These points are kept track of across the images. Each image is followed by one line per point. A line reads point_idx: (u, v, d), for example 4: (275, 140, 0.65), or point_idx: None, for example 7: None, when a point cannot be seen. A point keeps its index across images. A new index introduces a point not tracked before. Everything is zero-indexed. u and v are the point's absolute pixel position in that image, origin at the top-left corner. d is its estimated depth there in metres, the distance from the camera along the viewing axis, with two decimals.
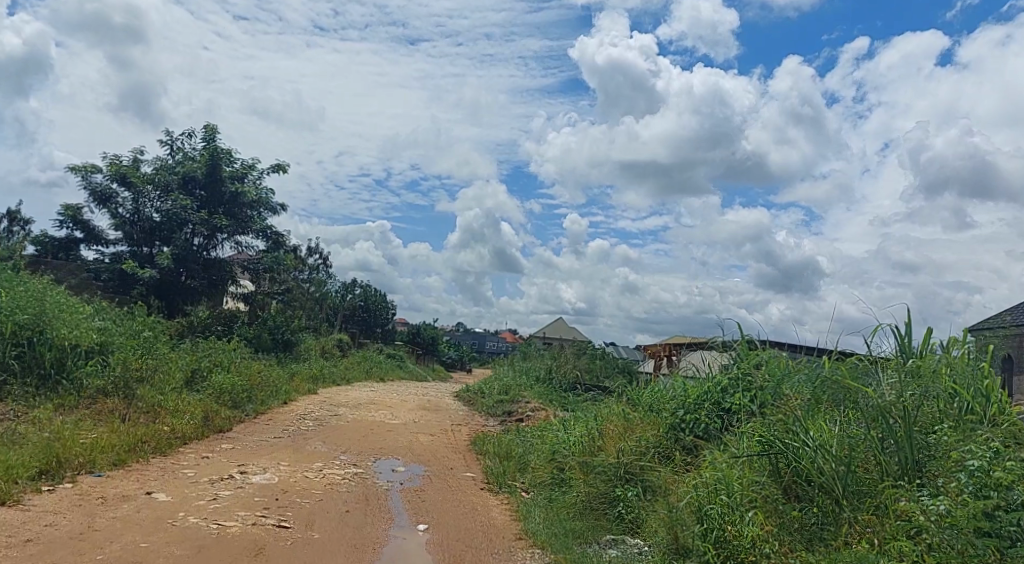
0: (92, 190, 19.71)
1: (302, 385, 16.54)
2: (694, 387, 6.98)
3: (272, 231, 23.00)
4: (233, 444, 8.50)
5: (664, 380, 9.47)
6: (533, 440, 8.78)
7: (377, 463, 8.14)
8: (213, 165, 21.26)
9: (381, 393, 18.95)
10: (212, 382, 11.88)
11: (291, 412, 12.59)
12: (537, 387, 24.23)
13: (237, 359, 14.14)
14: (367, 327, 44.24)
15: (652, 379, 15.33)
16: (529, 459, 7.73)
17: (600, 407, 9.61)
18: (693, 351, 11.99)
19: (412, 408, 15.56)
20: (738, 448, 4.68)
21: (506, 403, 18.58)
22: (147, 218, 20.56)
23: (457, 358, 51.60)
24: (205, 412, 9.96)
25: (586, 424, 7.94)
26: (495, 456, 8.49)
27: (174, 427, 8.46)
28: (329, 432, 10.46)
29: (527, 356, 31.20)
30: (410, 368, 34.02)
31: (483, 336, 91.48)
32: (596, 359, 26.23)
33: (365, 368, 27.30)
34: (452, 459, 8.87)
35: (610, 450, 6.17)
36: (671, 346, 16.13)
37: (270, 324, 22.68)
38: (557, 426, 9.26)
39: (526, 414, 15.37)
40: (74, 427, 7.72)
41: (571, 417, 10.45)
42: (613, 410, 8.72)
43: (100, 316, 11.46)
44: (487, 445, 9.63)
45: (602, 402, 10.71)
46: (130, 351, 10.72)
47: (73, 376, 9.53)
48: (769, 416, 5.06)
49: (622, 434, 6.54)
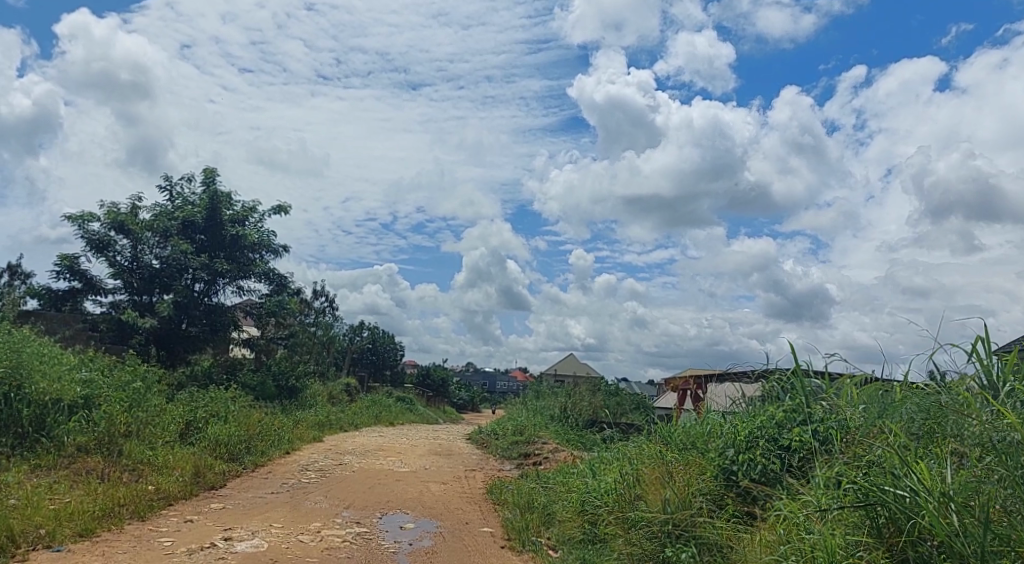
0: (89, 238, 19.21)
1: (307, 433, 15.68)
2: (741, 422, 6.17)
3: (275, 273, 22.38)
4: (223, 503, 7.67)
5: (700, 414, 8.63)
6: (557, 487, 7.93)
7: (383, 519, 7.28)
8: (211, 208, 20.82)
9: (392, 439, 18.11)
10: (207, 433, 11.08)
11: (293, 463, 11.76)
12: (554, 426, 23.30)
13: (236, 407, 13.33)
14: (377, 369, 43.31)
15: (677, 414, 14.48)
16: (555, 509, 6.89)
17: (627, 448, 8.77)
18: (721, 383, 11.15)
19: (422, 454, 14.64)
20: (819, 498, 3.92)
21: (522, 445, 17.66)
22: (146, 265, 19.96)
23: (468, 399, 50.52)
24: (197, 467, 9.12)
25: (616, 468, 7.13)
26: (516, 506, 7.63)
27: (159, 487, 7.65)
28: (331, 484, 9.61)
29: (540, 394, 30.27)
30: (420, 411, 33.02)
31: (493, 376, 90.14)
32: (613, 395, 25.33)
33: (374, 412, 26.40)
34: (467, 511, 8.00)
35: (653, 499, 5.37)
36: (693, 378, 15.30)
37: (273, 370, 21.89)
38: (582, 471, 8.42)
39: (545, 456, 14.48)
40: (44, 492, 6.90)
41: (596, 458, 9.57)
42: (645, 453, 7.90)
43: (87, 367, 10.71)
44: (506, 493, 8.76)
45: (630, 441, 9.84)
46: (118, 404, 9.94)
47: (53, 433, 8.74)
48: (849, 460, 4.32)
49: (663, 479, 5.72)
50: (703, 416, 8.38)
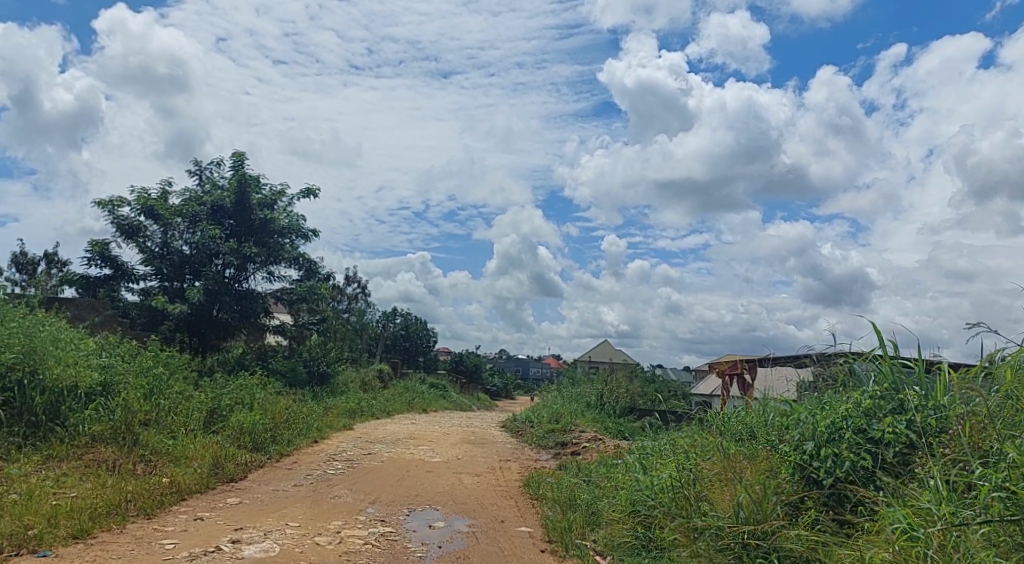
0: (118, 224, 19.00)
1: (337, 421, 15.23)
2: (816, 411, 5.41)
3: (305, 259, 21.98)
4: (241, 498, 7.13)
5: (762, 401, 7.78)
6: (601, 481, 7.23)
7: (411, 517, 6.68)
8: (241, 192, 20.43)
9: (424, 426, 17.62)
10: (231, 422, 10.61)
11: (321, 452, 11.27)
12: (590, 413, 22.57)
13: (263, 394, 12.88)
14: (410, 356, 43.00)
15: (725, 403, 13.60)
16: (603, 505, 6.20)
17: (680, 441, 8.00)
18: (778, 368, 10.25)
19: (455, 443, 14.05)
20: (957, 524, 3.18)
21: (558, 434, 16.94)
22: (176, 251, 19.68)
23: (501, 386, 50.06)
24: (217, 457, 8.62)
25: (670, 462, 6.41)
26: (556, 503, 6.95)
27: (173, 479, 7.15)
28: (358, 475, 9.06)
29: (576, 381, 29.54)
30: (454, 398, 32.60)
31: (527, 363, 89.66)
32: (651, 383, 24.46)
33: (407, 399, 25.99)
34: (503, 508, 7.34)
35: (723, 507, 4.66)
36: (740, 361, 14.48)
37: (304, 356, 21.58)
38: (628, 464, 7.69)
39: (583, 445, 13.78)
40: (49, 487, 6.42)
41: (641, 451, 8.79)
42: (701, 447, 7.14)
43: (108, 353, 10.29)
44: (544, 487, 8.06)
45: (680, 432, 9.02)
46: (138, 392, 9.50)
47: (68, 421, 8.30)
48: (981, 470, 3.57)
49: (728, 478, 5.01)
50: (763, 405, 7.54)
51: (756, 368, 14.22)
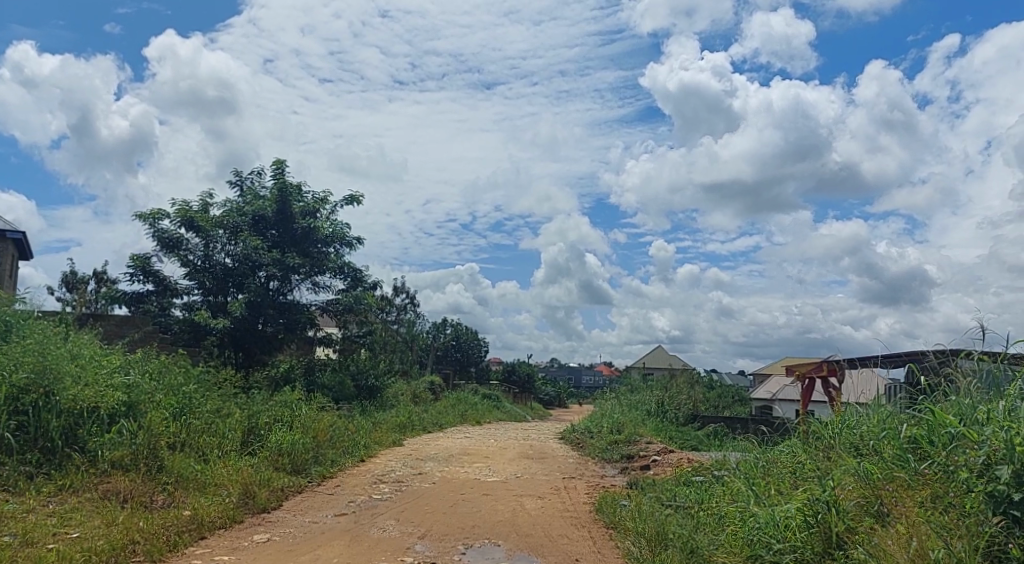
0: (160, 237, 18.66)
1: (386, 437, 14.31)
2: (994, 423, 4.02)
3: (350, 268, 21.21)
4: (270, 535, 6.14)
5: (888, 409, 6.38)
6: (695, 510, 5.96)
7: (466, 556, 5.57)
8: (282, 201, 19.91)
9: (479, 440, 16.48)
10: (270, 442, 9.75)
11: (367, 474, 10.26)
12: (651, 422, 21.13)
13: (306, 409, 11.99)
14: (462, 367, 42.15)
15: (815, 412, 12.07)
16: (702, 541, 4.95)
17: (785, 458, 6.65)
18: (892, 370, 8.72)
19: (513, 458, 12.89)
20: None
21: (622, 445, 15.63)
22: (218, 264, 19.19)
23: (555, 395, 48.82)
24: (248, 484, 7.68)
25: (788, 489, 5.12)
26: (641, 536, 5.73)
27: (192, 514, 6.24)
28: (408, 501, 7.98)
29: (634, 388, 28.08)
30: (508, 408, 31.49)
31: (579, 372, 87.84)
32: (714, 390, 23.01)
33: (459, 410, 25.03)
34: (574, 542, 6.12)
35: None
36: (823, 362, 12.91)
37: (351, 368, 20.75)
38: (724, 488, 6.40)
39: (653, 460, 12.46)
40: (48, 526, 5.58)
41: (736, 470, 7.44)
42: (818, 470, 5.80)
43: (135, 369, 9.55)
44: (621, 513, 6.85)
45: (780, 447, 7.63)
46: (164, 413, 8.73)
47: (87, 447, 7.55)
48: None
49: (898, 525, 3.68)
50: (895, 414, 6.12)
51: (843, 369, 12.64)
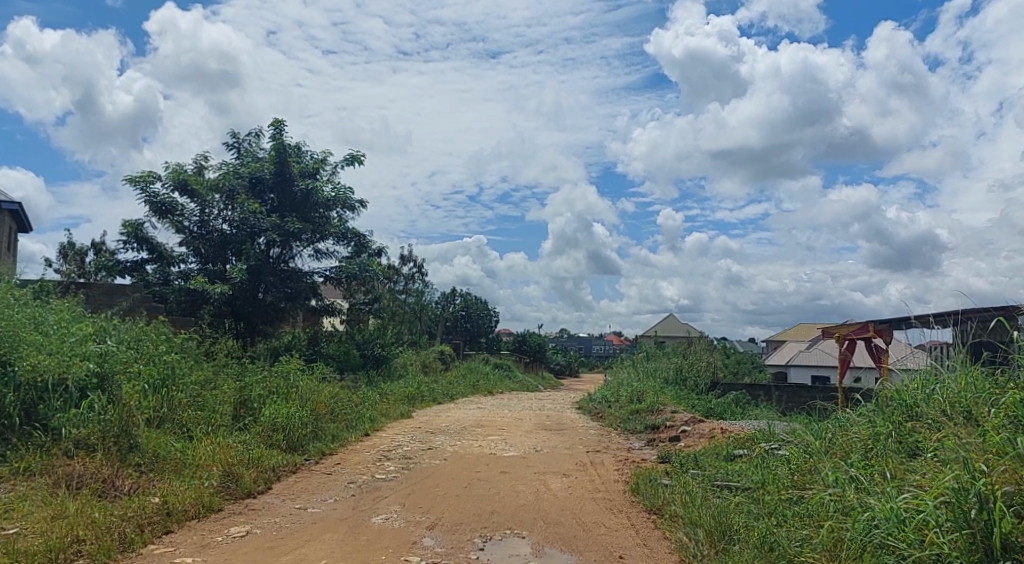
0: (151, 201, 17.64)
1: (394, 409, 13.41)
2: None
3: (354, 233, 20.11)
4: (251, 527, 5.18)
5: (992, 374, 5.27)
6: (765, 495, 4.93)
7: (484, 554, 4.55)
8: (279, 162, 18.81)
9: (491, 412, 15.53)
10: (264, 415, 8.81)
11: (370, 450, 9.32)
12: (671, 389, 20.18)
13: (305, 380, 11.03)
14: (471, 337, 41.29)
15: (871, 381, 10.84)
16: (785, 536, 3.93)
17: (861, 428, 5.62)
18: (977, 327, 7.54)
19: (530, 431, 11.92)
20: None
21: (644, 415, 14.68)
22: (215, 230, 18.19)
23: (565, 365, 47.99)
24: (232, 465, 6.74)
25: (893, 475, 4.08)
26: (697, 526, 4.72)
27: (163, 503, 5.30)
28: (416, 482, 7.00)
29: (650, 355, 27.08)
30: (519, 378, 30.64)
31: (589, 342, 87.06)
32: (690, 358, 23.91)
33: (470, 381, 24.16)
34: (616, 532, 5.11)
35: None
36: (870, 323, 11.81)
37: (357, 339, 19.84)
38: (791, 467, 5.38)
39: (684, 431, 11.44)
40: None
41: (798, 444, 6.40)
42: (915, 448, 4.75)
43: (111, 338, 8.60)
44: (665, 496, 5.85)
45: (848, 417, 6.58)
46: (144, 385, 7.77)
47: (51, 425, 6.62)
48: None
49: None
50: (1006, 384, 5.00)
51: (891, 331, 11.55)
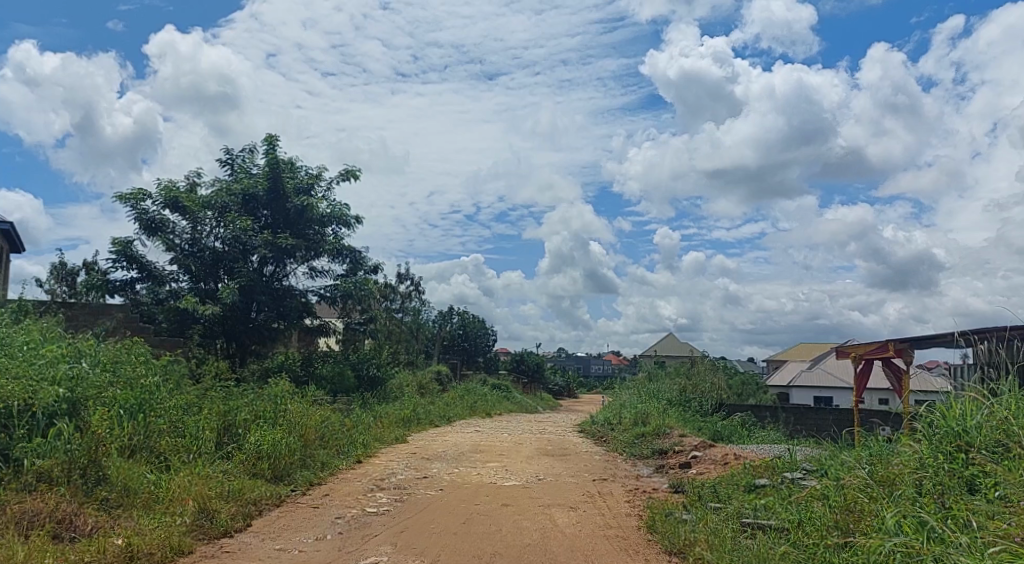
0: (141, 219, 17.16)
1: (389, 433, 12.80)
2: None
3: (350, 250, 19.62)
4: None
5: None
6: (807, 541, 4.35)
7: None
8: (273, 178, 18.36)
9: (490, 435, 14.91)
10: (248, 442, 8.23)
11: (362, 479, 8.72)
12: (675, 411, 19.54)
13: (296, 403, 10.45)
14: (469, 357, 40.68)
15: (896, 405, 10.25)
16: None
17: (903, 458, 5.07)
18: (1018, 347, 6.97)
19: (532, 457, 11.35)
20: None
21: (650, 439, 14.07)
22: (207, 248, 17.69)
23: (564, 385, 47.29)
24: (208, 500, 6.14)
25: (966, 519, 3.50)
26: None
27: (124, 550, 4.69)
28: (410, 518, 6.39)
29: (653, 375, 26.41)
30: (518, 399, 29.96)
31: (588, 361, 86.23)
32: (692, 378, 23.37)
33: (469, 402, 23.59)
34: None
35: None
36: (889, 341, 11.21)
37: (352, 359, 19.23)
38: (829, 504, 4.82)
39: (695, 456, 10.82)
40: None
41: (828, 477, 5.84)
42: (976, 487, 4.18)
43: (87, 361, 8.04)
44: (686, 536, 5.28)
45: (882, 446, 6.03)
46: (118, 412, 7.17)
47: (10, 456, 6.03)
48: None
49: None
50: None
51: (911, 350, 10.94)
